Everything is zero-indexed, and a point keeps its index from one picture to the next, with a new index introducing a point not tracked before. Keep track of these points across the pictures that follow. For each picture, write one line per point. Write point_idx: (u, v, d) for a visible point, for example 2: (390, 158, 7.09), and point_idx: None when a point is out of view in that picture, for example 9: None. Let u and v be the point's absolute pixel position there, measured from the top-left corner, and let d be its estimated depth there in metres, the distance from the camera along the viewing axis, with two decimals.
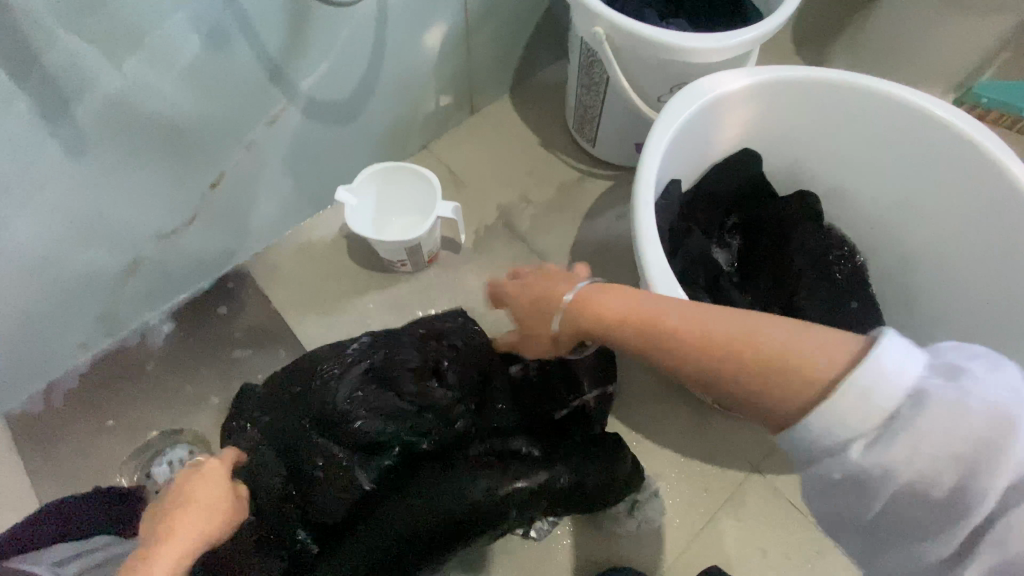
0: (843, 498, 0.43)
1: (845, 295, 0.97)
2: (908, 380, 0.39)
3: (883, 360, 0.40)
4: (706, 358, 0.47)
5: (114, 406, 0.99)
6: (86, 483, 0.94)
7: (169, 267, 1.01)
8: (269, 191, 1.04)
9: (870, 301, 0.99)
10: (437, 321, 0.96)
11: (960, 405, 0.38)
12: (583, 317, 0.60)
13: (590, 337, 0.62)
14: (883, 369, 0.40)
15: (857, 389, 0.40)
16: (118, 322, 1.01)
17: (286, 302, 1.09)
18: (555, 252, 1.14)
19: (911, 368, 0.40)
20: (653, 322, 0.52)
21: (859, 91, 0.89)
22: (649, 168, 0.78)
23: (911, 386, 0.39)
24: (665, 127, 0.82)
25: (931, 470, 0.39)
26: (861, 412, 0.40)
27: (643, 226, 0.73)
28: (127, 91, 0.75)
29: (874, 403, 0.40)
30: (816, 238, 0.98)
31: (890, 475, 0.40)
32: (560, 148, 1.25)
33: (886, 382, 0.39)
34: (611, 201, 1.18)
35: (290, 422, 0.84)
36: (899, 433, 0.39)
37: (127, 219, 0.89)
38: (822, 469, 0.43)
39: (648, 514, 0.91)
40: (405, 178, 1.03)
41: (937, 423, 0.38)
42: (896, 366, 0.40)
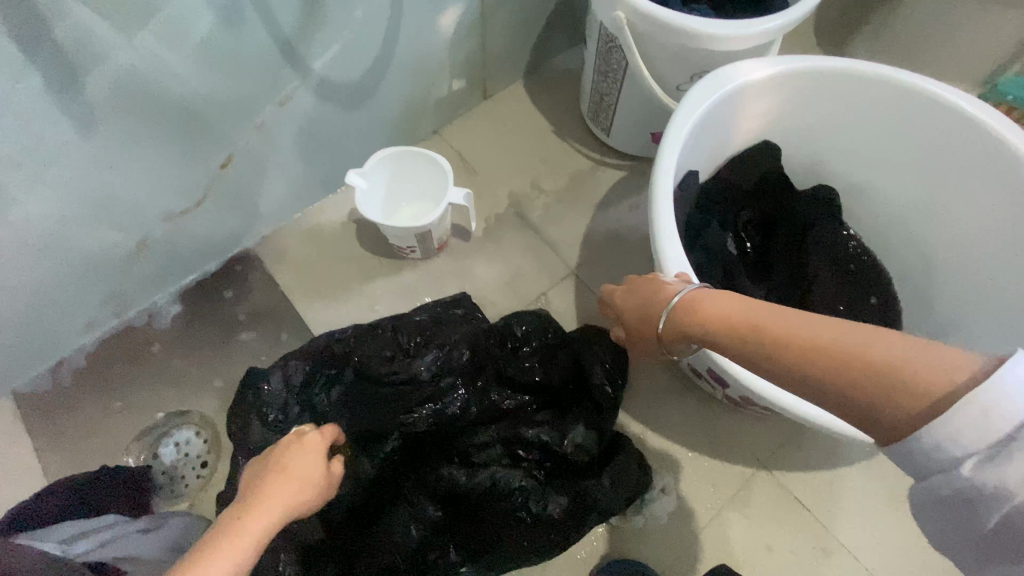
0: (954, 517, 0.40)
1: (863, 294, 0.97)
2: None
3: (1006, 379, 0.36)
4: (810, 363, 0.44)
5: (122, 385, 0.99)
6: (93, 461, 0.94)
7: (178, 247, 1.00)
8: (279, 173, 1.03)
9: (890, 293, 1.00)
10: (439, 309, 0.95)
11: None
12: (687, 319, 0.57)
13: (694, 343, 0.58)
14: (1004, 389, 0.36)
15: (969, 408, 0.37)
16: (126, 302, 1.01)
17: (294, 286, 1.09)
18: (566, 242, 1.12)
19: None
20: (766, 327, 0.49)
21: (886, 83, 0.86)
22: (669, 158, 0.76)
23: None
24: (686, 117, 0.80)
25: None
26: (977, 430, 0.37)
27: (661, 218, 0.72)
28: (137, 67, 0.73)
29: (996, 422, 0.36)
30: (836, 234, 0.97)
31: (1003, 497, 0.37)
32: (574, 136, 1.22)
33: (1007, 401, 0.36)
34: (624, 191, 1.16)
35: (298, 411, 0.86)
36: (1016, 456, 0.36)
37: (137, 198, 0.88)
38: (932, 485, 0.40)
39: (655, 509, 0.90)
40: (417, 163, 1.02)
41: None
42: (1022, 383, 0.36)
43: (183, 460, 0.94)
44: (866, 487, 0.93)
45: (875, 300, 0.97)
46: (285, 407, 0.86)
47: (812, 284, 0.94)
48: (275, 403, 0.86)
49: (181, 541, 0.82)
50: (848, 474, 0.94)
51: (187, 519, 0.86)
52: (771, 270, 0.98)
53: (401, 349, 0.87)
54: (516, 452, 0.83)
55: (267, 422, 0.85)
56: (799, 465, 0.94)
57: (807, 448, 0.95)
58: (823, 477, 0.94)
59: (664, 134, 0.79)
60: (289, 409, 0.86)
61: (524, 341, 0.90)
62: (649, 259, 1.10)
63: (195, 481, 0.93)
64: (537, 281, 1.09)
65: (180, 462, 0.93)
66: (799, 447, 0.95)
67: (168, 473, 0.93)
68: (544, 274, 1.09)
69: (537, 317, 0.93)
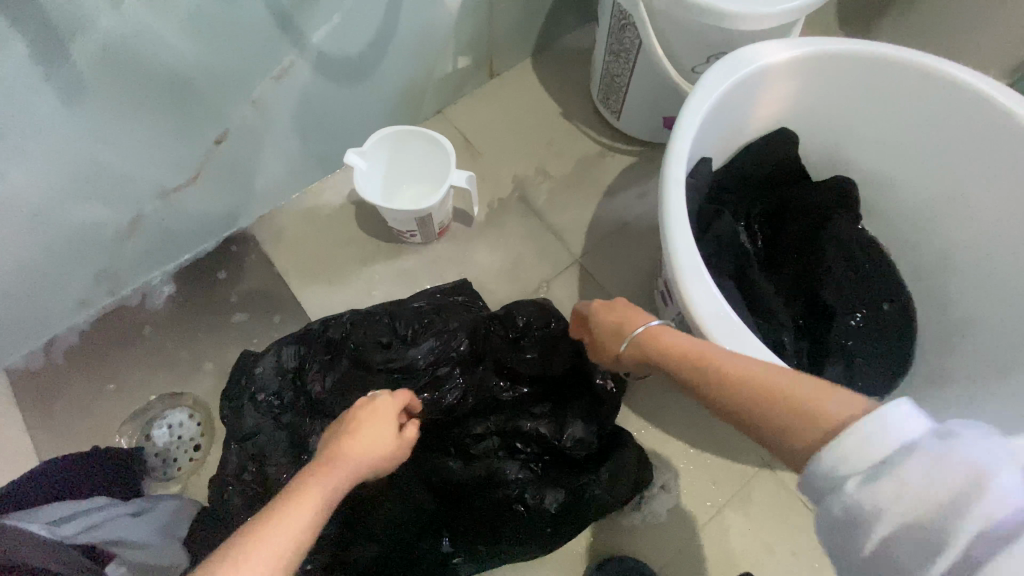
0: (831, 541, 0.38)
1: (878, 297, 0.91)
2: (907, 432, 0.36)
3: (889, 411, 0.37)
4: (729, 389, 0.45)
5: (115, 366, 0.97)
6: (86, 441, 0.93)
7: (172, 226, 0.97)
8: (276, 151, 0.99)
9: (901, 296, 0.95)
10: (440, 296, 0.93)
11: (953, 466, 0.33)
12: (646, 347, 0.58)
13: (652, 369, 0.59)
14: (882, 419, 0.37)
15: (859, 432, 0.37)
16: (119, 280, 0.99)
17: (291, 269, 1.06)
18: (570, 230, 1.08)
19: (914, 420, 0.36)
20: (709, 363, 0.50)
21: (913, 69, 0.81)
22: (682, 144, 0.72)
23: (909, 439, 0.35)
24: (701, 101, 0.76)
25: (915, 525, 0.34)
26: (856, 450, 0.37)
27: (671, 207, 0.68)
28: (127, 35, 0.69)
29: (871, 445, 0.36)
30: (853, 229, 0.92)
31: (871, 520, 0.35)
32: (582, 119, 1.18)
33: (884, 428, 0.36)
34: (633, 177, 1.12)
35: (292, 397, 0.84)
36: (888, 477, 0.35)
37: (127, 173, 0.85)
38: (821, 508, 0.38)
39: (654, 506, 0.89)
40: (418, 144, 0.98)
41: (918, 475, 0.34)
42: (899, 415, 0.36)
43: (176, 442, 0.93)
44: None
45: (891, 304, 0.92)
46: (279, 393, 0.84)
47: (825, 282, 0.89)
48: (268, 388, 0.84)
49: (172, 526, 0.81)
50: None
51: (177, 503, 0.84)
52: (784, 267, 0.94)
53: (398, 336, 0.86)
54: (513, 444, 0.80)
55: (260, 406, 0.83)
56: None
57: None
58: None
59: (678, 118, 0.75)
60: (284, 395, 0.84)
61: (525, 330, 0.84)
62: (657, 249, 1.06)
63: (188, 463, 0.92)
64: (540, 270, 1.05)
65: (173, 444, 0.93)
66: None
67: (161, 455, 0.92)
68: (547, 262, 1.06)
69: (543, 304, 0.88)
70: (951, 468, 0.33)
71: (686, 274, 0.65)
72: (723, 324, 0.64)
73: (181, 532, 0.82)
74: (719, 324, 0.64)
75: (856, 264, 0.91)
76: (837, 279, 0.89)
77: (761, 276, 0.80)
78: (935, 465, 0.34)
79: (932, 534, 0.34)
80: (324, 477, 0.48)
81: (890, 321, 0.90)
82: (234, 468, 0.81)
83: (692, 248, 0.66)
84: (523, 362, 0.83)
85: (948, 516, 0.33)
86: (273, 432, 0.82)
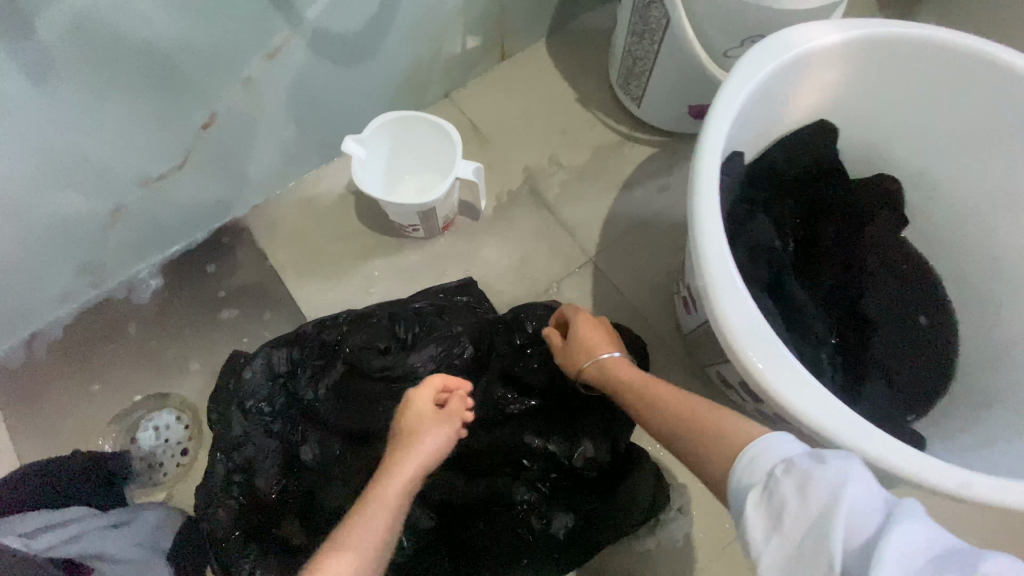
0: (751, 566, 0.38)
1: (911, 309, 0.84)
2: (787, 452, 0.40)
3: (773, 439, 0.42)
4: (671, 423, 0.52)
5: (99, 364, 0.92)
6: (70, 443, 0.88)
7: (158, 215, 0.91)
8: (270, 137, 0.92)
9: (946, 310, 0.86)
10: (442, 295, 0.86)
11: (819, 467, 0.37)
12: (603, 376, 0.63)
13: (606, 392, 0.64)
14: (770, 449, 0.41)
15: (761, 461, 0.41)
16: (103, 274, 0.93)
17: (286, 263, 1.00)
18: (584, 226, 1.01)
19: (796, 449, 0.40)
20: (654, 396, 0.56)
21: (977, 57, 0.72)
22: (715, 139, 0.64)
23: (787, 455, 0.40)
24: (736, 89, 0.68)
25: (795, 523, 0.36)
26: (749, 464, 0.41)
27: (702, 210, 0.60)
28: (97, 6, 0.62)
29: (760, 463, 0.41)
30: (892, 234, 0.84)
31: (764, 528, 0.37)
32: (599, 106, 1.09)
33: (769, 449, 0.41)
34: (653, 170, 1.04)
35: (283, 405, 0.78)
36: (772, 491, 0.38)
37: (107, 160, 0.78)
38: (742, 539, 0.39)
39: (668, 527, 0.83)
40: (422, 131, 0.90)
41: (790, 485, 0.37)
42: (781, 443, 0.41)
43: (162, 446, 0.88)
44: None
45: (924, 319, 0.84)
46: (269, 399, 0.78)
47: (862, 291, 0.82)
48: (257, 393, 0.78)
49: (155, 538, 0.76)
50: None
51: (162, 513, 0.79)
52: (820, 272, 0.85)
53: (398, 341, 0.79)
54: (519, 462, 0.74)
55: (247, 413, 0.77)
56: None
57: None
58: None
59: (710, 109, 0.67)
60: (275, 400, 0.78)
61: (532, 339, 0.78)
62: (676, 249, 0.99)
63: (175, 469, 0.87)
64: (551, 269, 0.99)
65: (159, 448, 0.88)
66: None
67: (147, 460, 0.87)
68: (559, 261, 0.99)
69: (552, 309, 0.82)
70: (820, 476, 0.36)
71: (717, 278, 0.58)
72: (759, 342, 0.57)
73: (165, 545, 0.76)
74: (755, 343, 0.57)
75: (891, 272, 0.84)
76: (874, 287, 0.81)
77: (798, 287, 0.73)
78: (806, 473, 0.37)
79: (812, 551, 0.34)
80: (386, 492, 0.53)
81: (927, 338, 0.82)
82: (219, 483, 0.74)
83: (725, 257, 0.59)
84: (531, 370, 0.76)
85: (816, 510, 0.35)
86: (264, 441, 0.76)
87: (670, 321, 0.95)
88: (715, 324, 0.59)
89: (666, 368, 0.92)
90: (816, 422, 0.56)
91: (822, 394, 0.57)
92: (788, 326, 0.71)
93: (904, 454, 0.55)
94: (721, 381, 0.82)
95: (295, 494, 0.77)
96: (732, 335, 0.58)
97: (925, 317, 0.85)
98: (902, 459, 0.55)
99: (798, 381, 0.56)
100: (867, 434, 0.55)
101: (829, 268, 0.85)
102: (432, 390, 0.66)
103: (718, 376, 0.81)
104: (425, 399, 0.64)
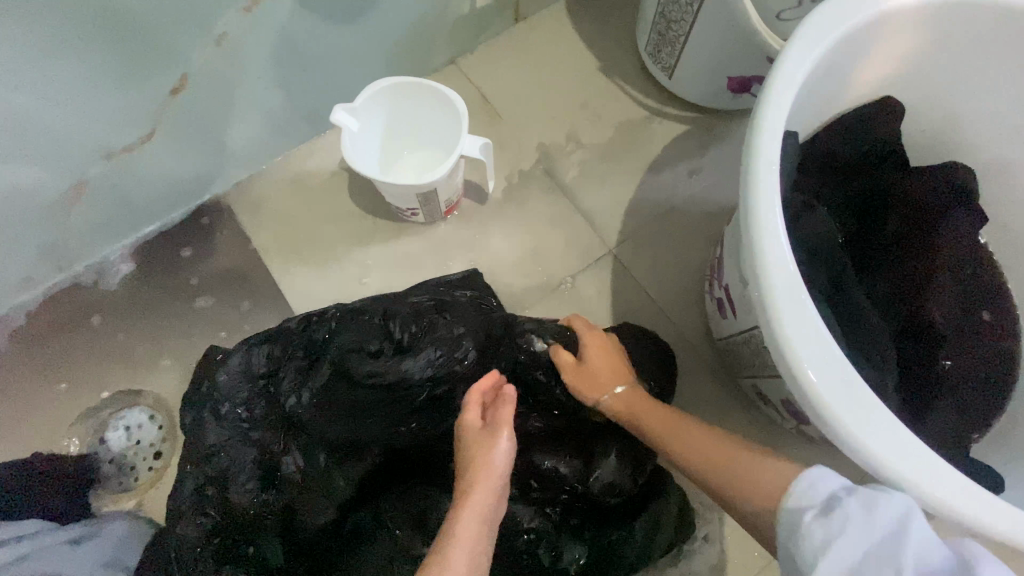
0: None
1: (971, 306, 0.70)
2: (828, 486, 0.44)
3: (815, 475, 0.46)
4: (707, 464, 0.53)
5: (68, 356, 0.85)
6: (35, 442, 0.82)
7: (127, 193, 0.81)
8: (251, 105, 0.81)
9: (1009, 312, 0.72)
10: (445, 289, 0.77)
11: (877, 495, 0.42)
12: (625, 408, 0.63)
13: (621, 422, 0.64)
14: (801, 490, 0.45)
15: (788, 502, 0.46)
16: (69, 257, 0.84)
17: (271, 247, 0.90)
18: (604, 213, 0.90)
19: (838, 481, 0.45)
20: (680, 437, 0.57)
21: None
22: (775, 114, 0.52)
23: (828, 490, 0.44)
24: (801, 51, 0.55)
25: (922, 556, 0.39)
26: (802, 498, 0.45)
27: (758, 202, 0.49)
28: None
29: (809, 495, 0.44)
30: (972, 230, 0.70)
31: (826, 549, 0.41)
32: (625, 77, 0.97)
33: (812, 483, 0.45)
34: (684, 151, 0.92)
35: (261, 410, 0.69)
36: (831, 516, 0.42)
37: (61, 129, 0.68)
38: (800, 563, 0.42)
39: (690, 552, 0.75)
40: (424, 101, 0.79)
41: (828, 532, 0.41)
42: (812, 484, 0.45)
43: (134, 448, 0.81)
44: None
45: (987, 316, 0.70)
46: (246, 403, 0.69)
47: (928, 300, 0.66)
48: (234, 397, 0.69)
49: (118, 553, 0.67)
50: None
51: (129, 525, 0.72)
52: (874, 272, 0.71)
53: (392, 342, 0.69)
54: (528, 483, 0.65)
55: (223, 419, 0.68)
56: None
57: (883, 491, 0.77)
58: None
59: (769, 76, 0.54)
60: (253, 405, 0.69)
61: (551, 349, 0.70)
62: (707, 240, 0.88)
63: (148, 472, 0.80)
64: (565, 260, 0.88)
65: (130, 450, 0.80)
66: (871, 489, 0.77)
67: (116, 462, 0.80)
68: (575, 252, 0.88)
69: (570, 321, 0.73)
70: (888, 506, 0.41)
71: (779, 286, 0.47)
72: (834, 369, 0.45)
73: (130, 562, 0.67)
74: (825, 369, 0.45)
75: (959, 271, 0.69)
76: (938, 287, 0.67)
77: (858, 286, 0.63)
78: (837, 522, 0.41)
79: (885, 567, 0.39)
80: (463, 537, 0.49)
81: (989, 345, 0.68)
82: (189, 497, 0.66)
83: (787, 258, 0.47)
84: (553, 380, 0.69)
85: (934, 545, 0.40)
86: (240, 451, 0.67)
87: (698, 322, 0.84)
88: (772, 341, 0.47)
89: (691, 375, 0.82)
90: (894, 472, 0.44)
91: (904, 436, 0.44)
92: (849, 340, 0.60)
93: (1006, 513, 0.44)
94: (758, 394, 0.73)
95: (273, 513, 0.68)
96: (797, 357, 0.45)
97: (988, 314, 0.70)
98: (1001, 519, 0.43)
99: (879, 418, 0.44)
100: (959, 488, 0.44)
101: (885, 268, 0.70)
102: (476, 403, 0.61)
103: (754, 390, 0.72)
104: (473, 414, 0.60)
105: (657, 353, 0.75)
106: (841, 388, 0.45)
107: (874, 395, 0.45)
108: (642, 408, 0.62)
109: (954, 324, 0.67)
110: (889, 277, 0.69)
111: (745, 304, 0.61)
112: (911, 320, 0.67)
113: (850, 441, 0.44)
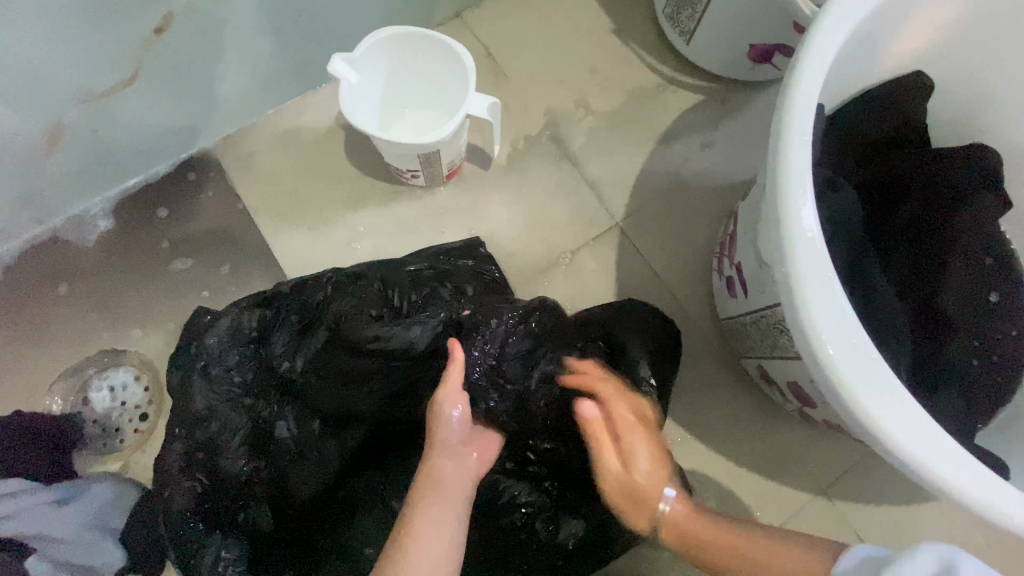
0: None
1: (984, 278, 0.67)
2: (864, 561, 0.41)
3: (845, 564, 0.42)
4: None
5: (48, 312, 0.82)
6: (13, 400, 0.79)
7: (107, 142, 0.76)
8: (243, 51, 0.76)
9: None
10: (442, 258, 0.76)
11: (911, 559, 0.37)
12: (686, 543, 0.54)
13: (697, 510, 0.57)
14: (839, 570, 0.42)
15: None
16: (47, 209, 0.80)
17: (262, 206, 0.86)
18: (611, 184, 0.87)
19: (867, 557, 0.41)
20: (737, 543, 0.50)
21: None
22: (809, 83, 0.49)
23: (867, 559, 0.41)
24: (841, 15, 0.51)
25: None
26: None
27: (788, 177, 0.46)
28: None
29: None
30: (993, 208, 0.67)
31: None
32: (639, 40, 0.92)
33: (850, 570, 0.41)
34: (697, 121, 0.89)
35: (257, 375, 0.66)
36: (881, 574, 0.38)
37: (34, 66, 0.62)
38: None
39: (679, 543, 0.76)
40: (428, 53, 0.74)
41: None
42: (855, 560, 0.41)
43: (119, 409, 0.79)
44: (944, 526, 0.77)
45: (998, 295, 0.67)
46: (237, 368, 0.66)
47: (938, 285, 0.65)
48: (224, 360, 0.66)
49: (106, 516, 0.68)
50: (925, 509, 0.77)
51: (113, 488, 0.71)
52: (889, 253, 0.68)
53: (392, 310, 0.67)
54: (524, 456, 0.67)
55: (214, 382, 0.65)
56: (864, 493, 0.77)
57: (878, 473, 0.78)
58: (894, 512, 0.77)
59: (805, 40, 0.51)
60: (245, 370, 0.66)
61: (534, 320, 0.66)
62: (716, 217, 0.85)
63: (132, 436, 0.78)
64: (568, 232, 0.85)
65: (115, 411, 0.79)
66: (866, 472, 0.77)
67: (101, 424, 0.78)
68: (580, 224, 0.85)
69: (548, 302, 0.69)
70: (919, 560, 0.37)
71: (807, 267, 0.44)
72: (860, 357, 0.43)
73: (117, 525, 0.68)
74: (849, 355, 0.43)
75: (974, 246, 0.66)
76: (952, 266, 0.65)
77: (876, 268, 0.60)
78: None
79: None
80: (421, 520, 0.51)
81: (998, 322, 0.66)
82: (178, 461, 0.63)
83: (814, 236, 0.45)
84: (523, 352, 0.65)
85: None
86: (232, 415, 0.65)
87: (702, 299, 0.83)
88: (793, 324, 0.45)
89: (693, 354, 0.80)
90: (907, 455, 0.43)
91: (921, 419, 0.43)
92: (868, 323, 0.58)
93: (1017, 501, 0.43)
94: (761, 375, 0.72)
95: (264, 482, 0.65)
96: (818, 339, 0.43)
97: (1001, 289, 0.67)
98: (1010, 506, 0.42)
99: (896, 399, 0.43)
100: (971, 472, 0.43)
101: (901, 248, 0.68)
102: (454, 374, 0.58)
103: (758, 370, 0.71)
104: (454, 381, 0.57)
105: (659, 330, 0.73)
106: (862, 372, 0.43)
107: (895, 380, 0.43)
108: (699, 524, 0.55)
109: (965, 299, 0.65)
110: (903, 260, 0.67)
111: (760, 284, 0.58)
112: (922, 302, 0.66)
113: (869, 424, 0.43)
